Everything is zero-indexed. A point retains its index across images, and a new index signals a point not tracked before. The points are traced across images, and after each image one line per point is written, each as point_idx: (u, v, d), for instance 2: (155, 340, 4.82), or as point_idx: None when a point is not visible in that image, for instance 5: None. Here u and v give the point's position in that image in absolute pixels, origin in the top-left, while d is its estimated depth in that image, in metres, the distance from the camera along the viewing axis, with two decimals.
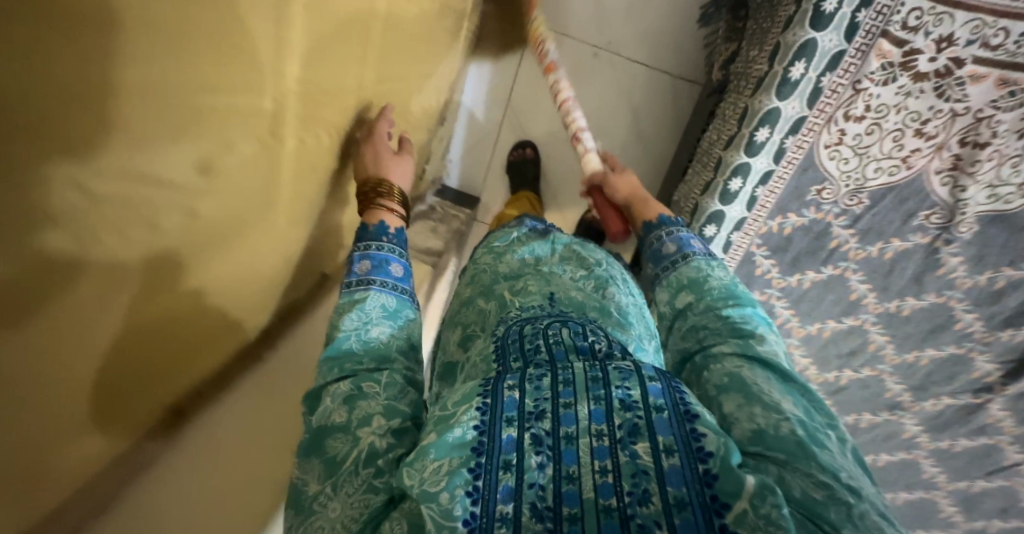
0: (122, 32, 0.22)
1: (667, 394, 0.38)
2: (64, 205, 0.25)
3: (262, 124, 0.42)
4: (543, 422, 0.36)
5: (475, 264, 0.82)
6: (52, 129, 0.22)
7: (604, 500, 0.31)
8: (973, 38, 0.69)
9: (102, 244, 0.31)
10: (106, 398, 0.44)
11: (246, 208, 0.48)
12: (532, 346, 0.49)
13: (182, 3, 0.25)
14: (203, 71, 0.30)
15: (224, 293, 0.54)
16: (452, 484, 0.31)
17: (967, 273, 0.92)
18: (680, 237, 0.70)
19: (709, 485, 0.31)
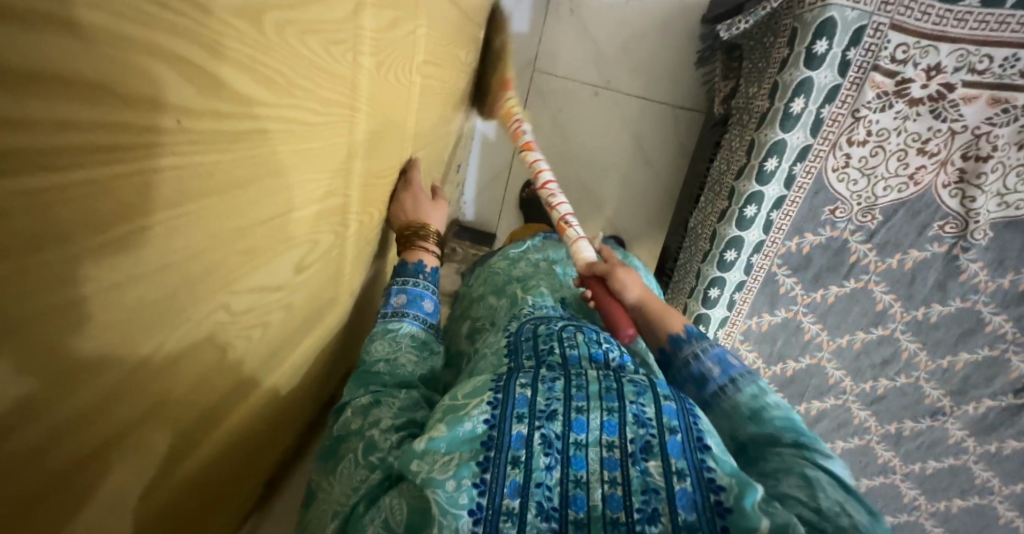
0: (163, 152, 0.23)
1: (679, 415, 0.45)
2: (131, 330, 0.26)
3: (333, 215, 0.50)
4: (555, 425, 0.43)
5: (490, 267, 0.96)
6: (108, 254, 0.22)
7: (612, 514, 0.39)
8: (959, 66, 0.76)
9: (172, 356, 0.32)
10: (211, 487, 0.48)
11: (326, 290, 0.54)
12: (547, 346, 0.57)
13: (215, 117, 0.27)
14: (254, 175, 0.33)
15: (307, 366, 0.60)
16: (460, 475, 0.39)
17: (989, 277, 0.95)
18: (714, 353, 0.61)
19: (721, 516, 0.39)
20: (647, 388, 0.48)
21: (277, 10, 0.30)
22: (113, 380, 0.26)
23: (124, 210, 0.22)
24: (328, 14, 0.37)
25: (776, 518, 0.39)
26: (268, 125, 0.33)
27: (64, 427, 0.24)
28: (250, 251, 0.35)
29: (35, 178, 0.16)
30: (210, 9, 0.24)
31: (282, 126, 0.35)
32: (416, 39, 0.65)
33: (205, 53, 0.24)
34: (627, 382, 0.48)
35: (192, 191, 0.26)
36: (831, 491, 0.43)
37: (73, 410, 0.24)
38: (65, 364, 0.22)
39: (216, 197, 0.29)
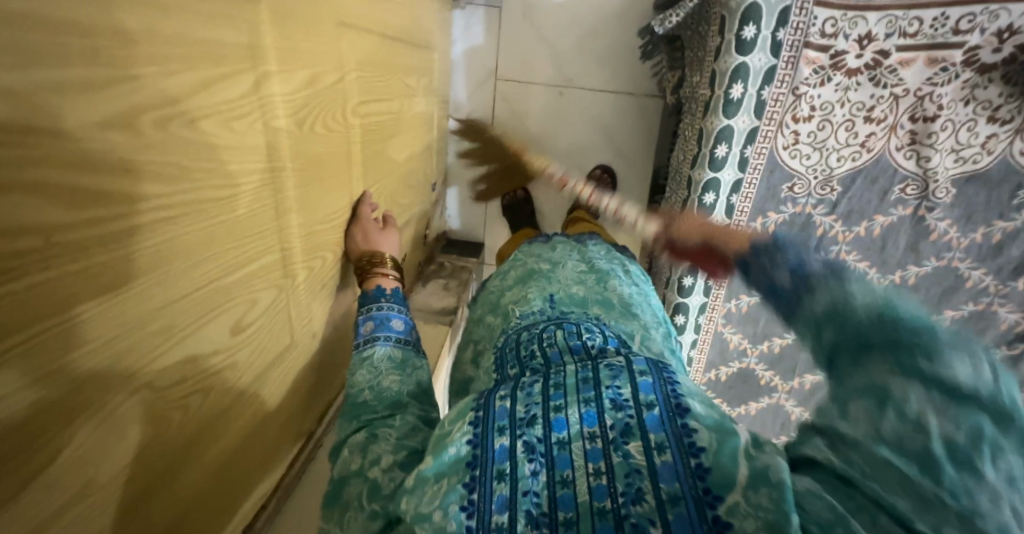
0: (142, 225, 0.33)
1: (656, 389, 0.43)
2: (139, 354, 0.35)
3: (274, 271, 0.53)
4: (536, 429, 0.42)
5: (485, 291, 0.96)
6: (117, 298, 0.31)
7: (599, 504, 0.36)
8: (890, 32, 0.77)
9: (185, 378, 0.41)
10: (231, 499, 0.56)
11: (277, 339, 0.57)
12: (528, 351, 0.60)
13: (176, 193, 0.36)
14: (218, 231, 0.41)
15: (280, 407, 0.63)
16: (448, 501, 0.38)
17: (961, 233, 0.95)
18: (784, 261, 0.38)
19: (701, 479, 0.35)
20: (624, 370, 0.47)
21: (154, 110, 0.32)
22: (33, 471, 0.28)
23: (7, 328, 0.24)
24: (221, 96, 0.39)
25: (755, 463, 0.34)
26: (168, 211, 0.35)
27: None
28: (166, 330, 0.37)
29: (20, 248, 0.24)
30: (64, 132, 0.26)
31: (240, 188, 0.44)
32: (346, 86, 0.68)
33: (67, 170, 0.26)
34: (604, 368, 0.48)
35: (133, 261, 0.32)
36: (910, 404, 0.27)
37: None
38: (93, 387, 0.31)
39: (110, 295, 0.31)
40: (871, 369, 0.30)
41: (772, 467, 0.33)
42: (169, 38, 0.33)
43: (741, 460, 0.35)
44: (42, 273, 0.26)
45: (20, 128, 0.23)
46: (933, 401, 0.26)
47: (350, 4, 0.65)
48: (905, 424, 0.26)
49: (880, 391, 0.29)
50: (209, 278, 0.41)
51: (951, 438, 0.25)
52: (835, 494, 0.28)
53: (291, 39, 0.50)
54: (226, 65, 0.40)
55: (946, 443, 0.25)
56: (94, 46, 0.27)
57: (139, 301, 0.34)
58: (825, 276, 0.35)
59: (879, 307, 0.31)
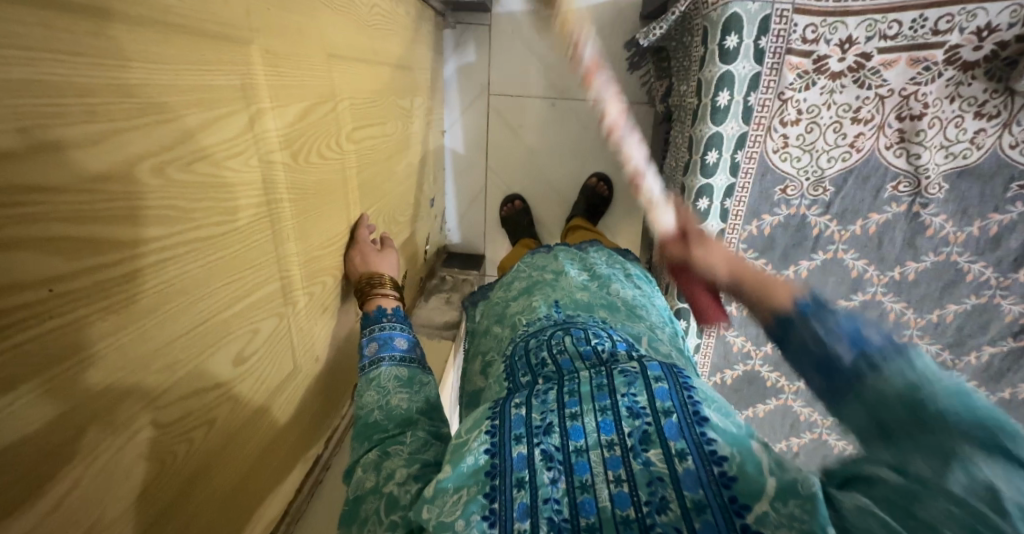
0: (155, 250, 0.35)
1: (673, 394, 0.44)
2: (153, 372, 0.36)
3: (275, 298, 0.54)
4: (553, 438, 0.43)
5: (490, 302, 0.97)
6: (125, 318, 0.33)
7: (622, 513, 0.37)
8: (870, 35, 0.78)
9: (196, 395, 0.42)
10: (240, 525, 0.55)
11: (279, 366, 0.58)
12: (539, 359, 0.60)
13: (190, 222, 0.38)
14: (223, 257, 0.44)
15: (285, 432, 0.64)
16: (468, 511, 0.38)
17: (956, 227, 0.95)
18: (839, 328, 0.32)
19: (727, 487, 0.36)
20: (638, 376, 0.47)
21: (150, 158, 0.33)
22: (40, 515, 0.28)
23: (9, 378, 0.25)
24: (216, 137, 0.41)
25: (785, 478, 0.35)
26: (162, 255, 0.36)
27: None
28: (168, 367, 0.38)
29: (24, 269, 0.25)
30: (64, 187, 0.27)
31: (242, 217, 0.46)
32: (339, 114, 0.69)
33: (72, 223, 0.28)
34: (618, 375, 0.48)
35: (143, 284, 0.34)
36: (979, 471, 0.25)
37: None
38: (108, 402, 0.32)
39: (111, 337, 0.32)
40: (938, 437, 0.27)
41: (801, 480, 0.34)
42: (161, 88, 0.34)
43: (767, 475, 0.36)
44: (44, 322, 0.27)
45: (23, 188, 0.25)
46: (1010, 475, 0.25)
47: (340, 35, 0.67)
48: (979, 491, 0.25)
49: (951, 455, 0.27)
50: (210, 312, 0.42)
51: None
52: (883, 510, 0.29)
53: (282, 76, 0.52)
54: (219, 106, 0.41)
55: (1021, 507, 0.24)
56: (92, 104, 0.28)
57: (149, 321, 0.35)
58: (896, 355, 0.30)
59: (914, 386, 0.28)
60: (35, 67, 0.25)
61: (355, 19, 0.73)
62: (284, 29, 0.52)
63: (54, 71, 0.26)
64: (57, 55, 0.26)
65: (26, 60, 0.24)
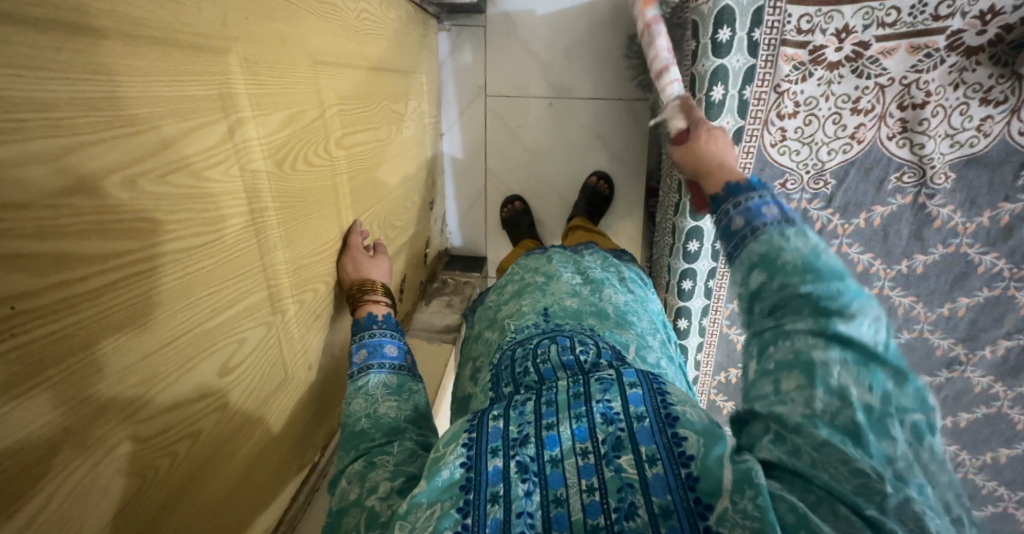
0: (122, 265, 0.34)
1: (647, 400, 0.44)
2: (126, 389, 0.35)
3: (263, 307, 0.55)
4: (528, 449, 0.43)
5: (484, 305, 0.97)
6: (90, 336, 0.32)
7: (592, 521, 0.37)
8: (868, 22, 0.77)
9: (175, 409, 0.41)
10: None
11: (268, 375, 0.58)
12: (522, 369, 0.59)
13: (161, 231, 0.38)
14: (201, 271, 0.43)
15: (277, 441, 0.63)
16: (441, 526, 0.37)
17: (965, 218, 0.92)
18: (750, 207, 0.47)
19: (691, 489, 0.36)
20: (614, 382, 0.47)
21: (120, 170, 0.33)
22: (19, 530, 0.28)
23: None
24: (192, 147, 0.41)
25: (740, 468, 0.36)
26: (168, 260, 0.39)
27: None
28: (149, 381, 0.38)
29: None
30: (29, 204, 0.27)
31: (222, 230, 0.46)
32: (327, 121, 0.69)
33: (33, 240, 0.27)
34: (595, 382, 0.48)
35: (111, 300, 0.33)
36: (834, 376, 0.34)
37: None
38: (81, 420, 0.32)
39: (73, 358, 0.31)
40: (798, 338, 0.37)
41: (753, 470, 0.35)
42: (130, 100, 0.34)
43: (725, 463, 0.37)
44: (16, 340, 0.27)
45: None
46: (849, 366, 0.35)
47: (326, 42, 0.67)
48: (834, 396, 0.34)
49: (809, 367, 0.36)
50: (192, 324, 0.42)
51: (867, 402, 0.33)
52: (792, 487, 0.34)
53: (264, 84, 0.52)
54: (195, 117, 0.41)
55: (865, 404, 0.33)
56: (53, 119, 0.28)
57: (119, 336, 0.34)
58: (777, 239, 0.42)
59: (802, 267, 0.40)
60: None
61: (342, 26, 0.73)
62: (265, 37, 0.52)
63: (15, 87, 0.26)
64: (18, 71, 0.26)
65: None
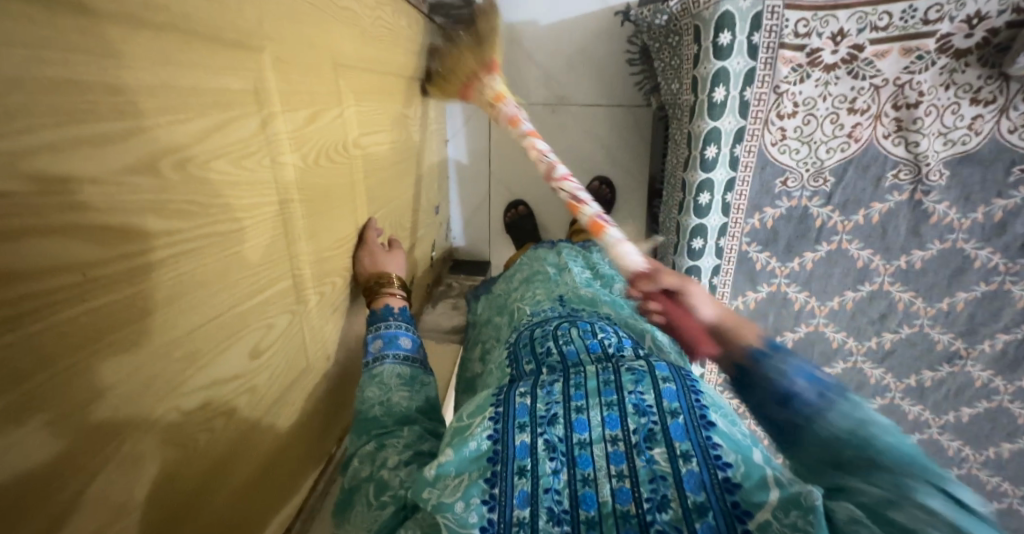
0: (160, 246, 0.35)
1: (681, 396, 0.46)
2: (161, 364, 0.36)
3: (289, 295, 0.56)
4: (556, 429, 0.45)
5: (495, 293, 0.99)
6: (139, 309, 0.34)
7: (622, 508, 0.38)
8: (862, 26, 0.80)
9: (206, 387, 0.42)
10: (261, 513, 0.58)
11: (291, 363, 0.59)
12: (544, 348, 0.61)
13: (201, 219, 0.39)
14: (227, 258, 0.44)
15: (298, 429, 0.65)
16: (469, 495, 0.40)
17: (961, 215, 0.95)
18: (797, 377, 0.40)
19: (730, 493, 0.37)
20: (646, 375, 0.49)
21: (172, 153, 0.36)
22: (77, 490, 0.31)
23: (35, 364, 0.26)
24: (231, 137, 0.43)
25: (788, 491, 0.36)
26: (161, 254, 0.35)
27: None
28: (190, 357, 0.40)
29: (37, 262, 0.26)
30: (96, 178, 0.29)
31: (242, 218, 0.45)
32: (346, 120, 0.72)
33: (101, 213, 0.30)
34: (625, 372, 0.50)
35: (150, 277, 0.34)
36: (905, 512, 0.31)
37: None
38: (130, 386, 0.34)
39: (127, 328, 0.33)
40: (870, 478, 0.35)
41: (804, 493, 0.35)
42: (181, 89, 0.36)
43: (772, 486, 0.37)
44: (80, 306, 0.29)
45: (61, 177, 0.27)
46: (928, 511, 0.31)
47: (346, 45, 0.70)
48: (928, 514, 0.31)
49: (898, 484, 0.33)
50: (226, 306, 0.44)
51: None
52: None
53: (293, 82, 0.55)
54: (234, 108, 0.43)
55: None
56: (120, 102, 0.31)
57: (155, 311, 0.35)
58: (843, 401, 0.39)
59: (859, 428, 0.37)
60: (73, 68, 0.27)
61: (360, 30, 0.76)
62: (294, 36, 0.54)
63: (88, 71, 0.28)
64: (93, 57, 0.28)
65: (61, 61, 0.26)
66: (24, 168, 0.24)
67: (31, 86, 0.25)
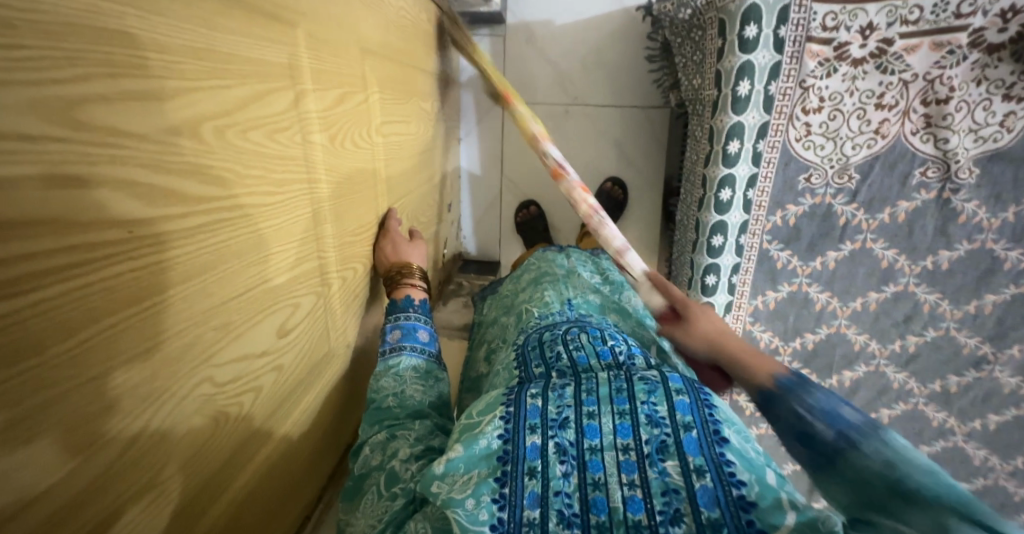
0: (192, 217, 0.34)
1: (694, 411, 0.45)
2: (193, 336, 0.36)
3: (313, 278, 0.56)
4: (568, 432, 0.44)
5: (500, 294, 0.99)
6: (167, 281, 0.32)
7: (633, 517, 0.38)
8: (891, 20, 0.79)
9: (231, 365, 0.41)
10: (280, 497, 0.57)
11: (313, 348, 0.58)
12: (554, 352, 0.59)
13: (227, 185, 0.38)
14: (253, 240, 0.42)
15: (315, 419, 0.63)
16: (479, 492, 0.39)
17: (990, 214, 0.93)
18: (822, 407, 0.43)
19: (745, 511, 0.37)
20: (659, 385, 0.48)
21: (212, 119, 0.35)
22: (119, 450, 0.30)
23: (72, 325, 0.25)
24: (266, 110, 0.43)
25: (806, 514, 0.36)
26: (194, 233, 0.34)
27: (55, 515, 0.26)
28: (223, 327, 0.39)
29: (83, 219, 0.25)
30: (144, 135, 0.29)
31: (265, 218, 0.44)
32: (370, 106, 0.72)
33: (150, 170, 0.29)
34: (638, 381, 0.49)
35: (181, 248, 0.33)
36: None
37: (59, 504, 0.27)
38: (164, 355, 0.33)
39: (159, 297, 0.32)
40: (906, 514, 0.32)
41: (822, 518, 0.35)
42: (220, 55, 0.36)
43: (788, 509, 0.36)
44: (128, 263, 0.28)
45: (112, 129, 0.26)
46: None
47: (371, 31, 0.71)
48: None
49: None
50: (254, 282, 0.43)
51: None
52: None
53: (323, 62, 0.55)
54: (269, 80, 0.43)
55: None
56: (167, 61, 0.30)
57: (181, 276, 0.34)
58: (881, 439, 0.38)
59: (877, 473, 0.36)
60: (126, 19, 0.27)
61: (384, 18, 0.77)
62: (325, 16, 0.55)
63: (141, 26, 0.28)
64: (142, 12, 0.28)
65: (115, 12, 0.26)
66: (80, 117, 0.24)
67: (87, 33, 0.24)
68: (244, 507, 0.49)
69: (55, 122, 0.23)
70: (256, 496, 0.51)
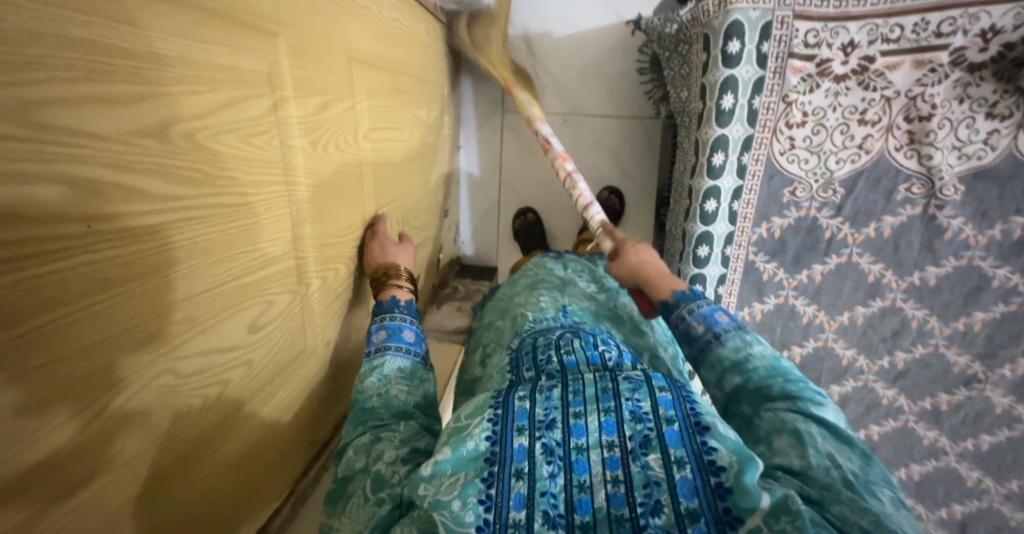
0: (158, 213, 0.36)
1: (676, 405, 0.46)
2: (157, 324, 0.37)
3: (290, 276, 0.58)
4: (555, 432, 0.45)
5: (497, 299, 0.98)
6: (130, 268, 0.34)
7: (616, 512, 0.39)
8: (873, 38, 0.80)
9: (195, 356, 0.43)
10: (251, 490, 0.59)
11: (287, 347, 0.60)
12: (545, 356, 0.60)
13: (201, 188, 0.40)
14: (228, 234, 0.45)
15: (291, 414, 0.65)
16: (466, 493, 0.39)
17: (976, 231, 0.93)
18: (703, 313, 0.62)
19: (722, 499, 0.38)
20: (643, 383, 0.49)
21: (182, 123, 0.37)
22: (85, 422, 0.32)
23: (22, 314, 0.27)
24: (240, 115, 0.45)
25: (776, 494, 0.39)
26: (164, 228, 0.37)
27: (21, 480, 0.28)
28: (189, 320, 0.41)
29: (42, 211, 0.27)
30: (107, 137, 0.31)
31: (254, 212, 0.48)
32: (358, 113, 0.74)
33: (114, 170, 0.31)
34: (623, 380, 0.50)
35: (147, 239, 0.35)
36: (819, 442, 0.44)
37: (22, 471, 0.28)
38: (125, 341, 0.35)
39: (142, 281, 0.35)
40: (778, 413, 0.48)
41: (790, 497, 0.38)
42: (194, 63, 0.38)
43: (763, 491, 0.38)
44: (84, 255, 0.30)
45: (72, 130, 0.28)
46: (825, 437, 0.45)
47: (360, 41, 0.73)
48: (821, 459, 0.43)
49: (795, 432, 0.46)
50: (229, 276, 0.46)
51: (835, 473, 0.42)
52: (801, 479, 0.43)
53: (306, 70, 0.57)
54: (246, 87, 0.45)
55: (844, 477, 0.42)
56: (135, 67, 0.32)
57: (148, 264, 0.36)
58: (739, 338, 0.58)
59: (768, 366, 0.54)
60: (93, 30, 0.29)
61: (376, 29, 0.79)
62: (309, 27, 0.57)
63: (108, 35, 0.30)
64: (115, 25, 0.30)
65: (81, 22, 0.28)
66: (39, 118, 0.26)
67: (52, 42, 0.26)
68: (214, 498, 0.51)
69: (12, 122, 0.25)
70: (224, 489, 0.53)
